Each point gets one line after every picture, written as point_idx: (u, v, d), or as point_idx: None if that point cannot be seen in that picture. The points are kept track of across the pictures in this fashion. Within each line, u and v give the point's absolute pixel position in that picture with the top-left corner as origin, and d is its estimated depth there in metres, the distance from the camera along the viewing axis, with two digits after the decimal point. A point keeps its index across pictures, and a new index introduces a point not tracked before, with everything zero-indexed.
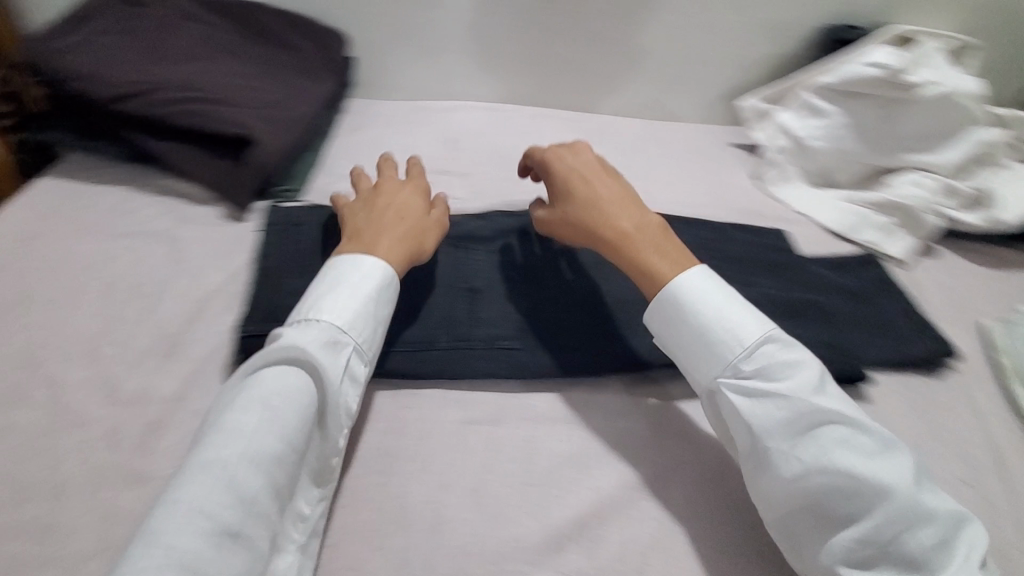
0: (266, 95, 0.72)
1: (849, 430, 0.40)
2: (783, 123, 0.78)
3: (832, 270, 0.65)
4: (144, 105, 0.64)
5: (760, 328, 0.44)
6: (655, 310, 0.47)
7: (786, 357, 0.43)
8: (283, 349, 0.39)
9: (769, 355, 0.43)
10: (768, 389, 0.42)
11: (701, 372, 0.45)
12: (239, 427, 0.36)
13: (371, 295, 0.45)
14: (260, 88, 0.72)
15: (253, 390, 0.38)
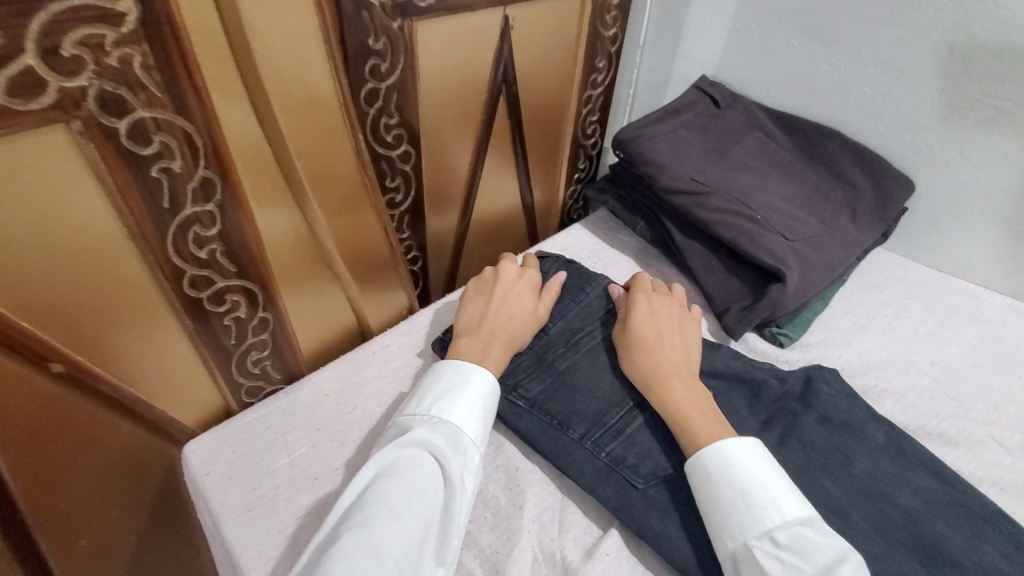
0: (828, 232, 0.68)
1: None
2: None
3: None
4: (699, 208, 0.68)
5: (794, 505, 0.42)
6: (711, 473, 0.44)
7: (822, 543, 0.40)
8: (415, 442, 0.45)
9: (804, 531, 0.40)
10: (800, 567, 0.39)
11: (735, 535, 0.42)
12: (391, 475, 0.42)
13: (482, 401, 0.49)
14: (806, 221, 0.68)
15: (391, 476, 0.42)
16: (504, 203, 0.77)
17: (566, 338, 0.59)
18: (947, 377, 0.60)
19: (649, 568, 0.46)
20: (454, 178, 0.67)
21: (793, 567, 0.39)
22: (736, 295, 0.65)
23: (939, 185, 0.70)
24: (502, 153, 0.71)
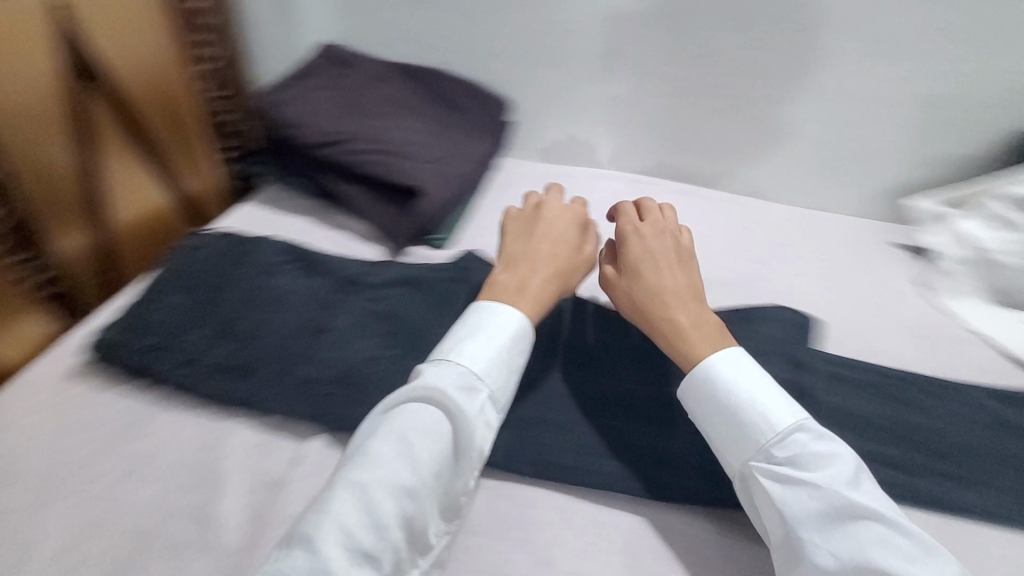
0: (453, 150, 0.81)
1: (877, 528, 0.39)
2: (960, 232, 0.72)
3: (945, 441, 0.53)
4: (338, 155, 0.75)
5: (793, 416, 0.44)
6: (689, 384, 0.48)
7: (819, 449, 0.43)
8: (425, 389, 0.44)
9: (837, 464, 0.42)
10: (796, 477, 0.42)
11: (738, 453, 0.45)
12: (400, 432, 0.42)
13: (504, 344, 0.48)
14: (434, 144, 0.80)
15: (394, 421, 0.43)
16: (149, 198, 0.77)
17: (246, 292, 0.60)
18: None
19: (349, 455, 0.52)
20: (61, 176, 0.66)
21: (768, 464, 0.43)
22: (393, 219, 0.74)
23: (524, 91, 0.89)
24: (112, 146, 0.71)
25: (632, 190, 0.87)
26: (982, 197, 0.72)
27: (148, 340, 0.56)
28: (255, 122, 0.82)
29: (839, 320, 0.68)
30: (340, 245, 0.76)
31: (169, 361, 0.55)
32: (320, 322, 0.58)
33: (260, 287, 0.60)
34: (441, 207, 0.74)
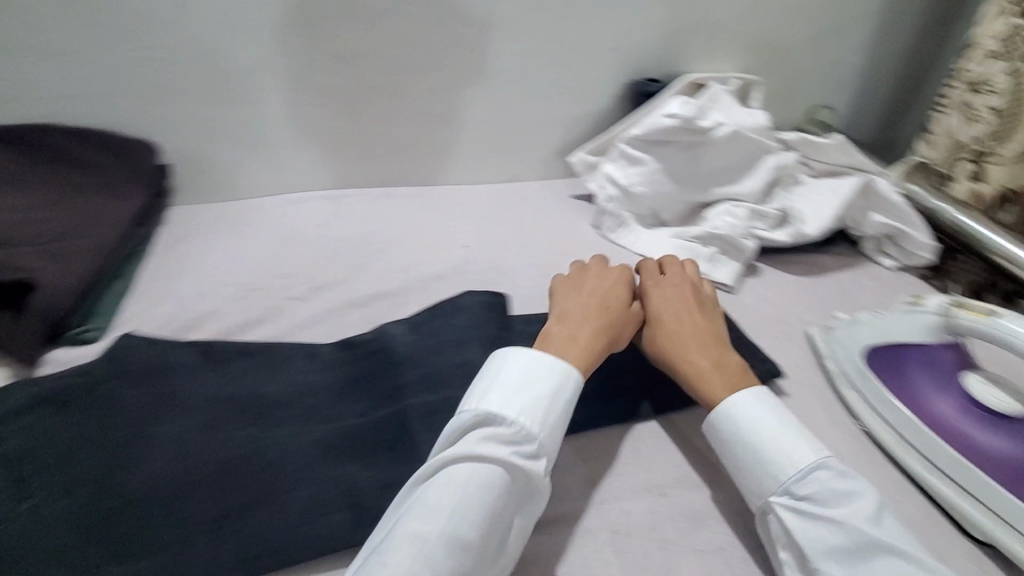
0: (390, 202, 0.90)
1: (906, 565, 0.41)
2: (728, 213, 0.82)
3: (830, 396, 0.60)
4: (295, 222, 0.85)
5: (810, 455, 0.47)
6: (720, 418, 0.51)
7: (882, 521, 0.44)
8: (519, 365, 0.50)
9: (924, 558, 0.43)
10: (869, 541, 0.42)
11: (760, 487, 0.48)
12: (493, 393, 0.48)
13: (747, 421, 0.49)
14: None
15: (500, 383, 0.48)
16: None
17: (118, 378, 0.56)
18: (498, 241, 0.86)
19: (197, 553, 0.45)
20: None
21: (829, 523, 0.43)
22: None
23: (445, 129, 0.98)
24: None
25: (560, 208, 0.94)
26: (787, 198, 0.86)
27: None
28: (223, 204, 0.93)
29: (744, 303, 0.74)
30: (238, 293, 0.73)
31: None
32: (206, 401, 0.55)
33: (150, 370, 0.57)
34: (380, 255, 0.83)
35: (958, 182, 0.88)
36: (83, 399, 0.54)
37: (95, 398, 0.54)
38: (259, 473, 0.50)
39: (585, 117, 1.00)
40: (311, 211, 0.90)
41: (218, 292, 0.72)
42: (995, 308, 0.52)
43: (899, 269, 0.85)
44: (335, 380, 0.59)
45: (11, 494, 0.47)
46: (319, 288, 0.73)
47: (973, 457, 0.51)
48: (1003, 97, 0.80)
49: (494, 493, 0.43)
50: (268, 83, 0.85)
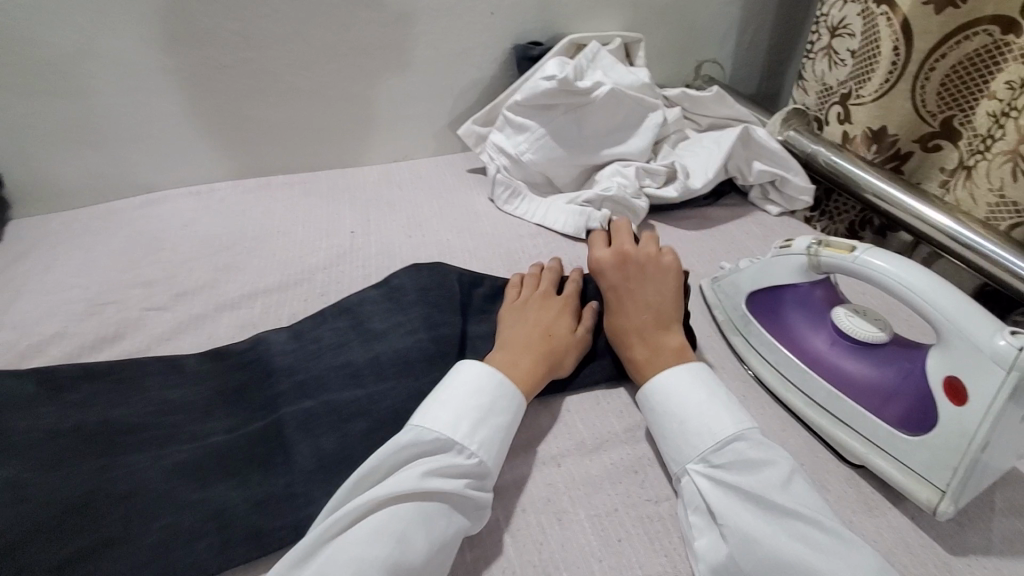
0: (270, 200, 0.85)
1: (804, 527, 0.41)
2: (618, 172, 0.81)
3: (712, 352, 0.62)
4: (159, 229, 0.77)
5: (730, 426, 0.47)
6: (649, 396, 0.51)
7: (801, 494, 0.43)
8: (479, 385, 0.49)
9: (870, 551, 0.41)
10: (779, 502, 0.42)
11: (679, 457, 0.48)
12: (444, 412, 0.46)
13: (666, 394, 0.50)
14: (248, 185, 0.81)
15: (454, 397, 0.47)
16: None
17: None
18: (387, 224, 0.82)
19: None
20: None
21: (740, 489, 0.44)
22: None
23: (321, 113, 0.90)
24: None
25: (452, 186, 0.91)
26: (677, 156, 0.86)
27: None
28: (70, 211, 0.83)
29: None
30: (87, 308, 0.65)
31: None
32: (33, 432, 0.48)
33: None
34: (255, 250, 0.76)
35: (831, 126, 0.91)
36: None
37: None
38: (108, 510, 0.44)
39: (471, 87, 0.96)
40: (176, 211, 0.81)
41: (63, 310, 0.64)
42: (853, 243, 0.54)
43: (782, 214, 0.88)
44: (200, 393, 0.53)
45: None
46: (185, 295, 0.67)
47: (843, 385, 0.53)
48: (858, 39, 0.82)
49: (443, 528, 0.41)
50: (102, 69, 0.74)
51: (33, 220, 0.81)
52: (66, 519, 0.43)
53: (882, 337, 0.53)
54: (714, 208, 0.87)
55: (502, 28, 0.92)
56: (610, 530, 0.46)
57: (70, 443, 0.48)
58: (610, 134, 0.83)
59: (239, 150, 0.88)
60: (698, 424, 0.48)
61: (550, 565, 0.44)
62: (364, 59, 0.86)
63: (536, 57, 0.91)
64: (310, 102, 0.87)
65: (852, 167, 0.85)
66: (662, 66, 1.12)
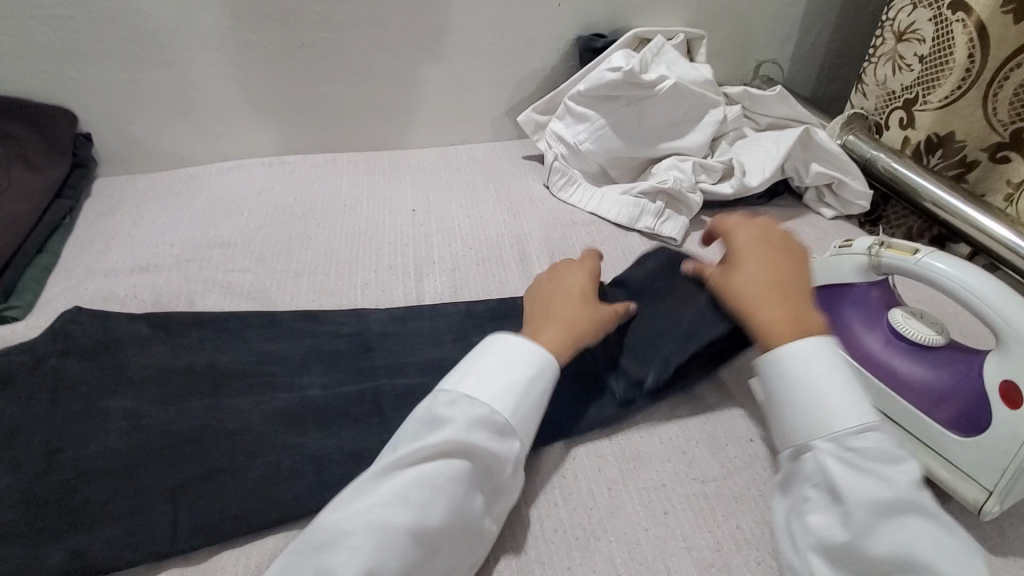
0: (337, 174, 0.90)
1: (935, 531, 0.39)
2: (674, 165, 0.83)
3: None
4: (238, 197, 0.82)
5: (867, 415, 0.43)
6: (774, 364, 0.47)
7: (918, 491, 0.41)
8: (506, 360, 0.47)
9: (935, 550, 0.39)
10: (912, 501, 0.40)
11: (808, 429, 0.44)
12: (474, 381, 0.45)
13: (799, 367, 0.46)
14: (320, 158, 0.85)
15: (478, 371, 0.46)
16: None
17: (51, 351, 0.53)
18: (447, 203, 0.85)
19: (140, 508, 0.44)
20: None
21: (877, 478, 0.41)
22: None
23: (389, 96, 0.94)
24: None
25: (508, 172, 0.94)
26: (733, 153, 0.87)
27: None
28: (155, 173, 0.89)
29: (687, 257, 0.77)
30: (174, 262, 0.70)
31: None
32: (139, 366, 0.54)
33: (80, 344, 0.55)
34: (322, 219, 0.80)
35: (892, 131, 0.90)
36: (21, 377, 0.51)
37: (34, 375, 0.52)
38: (203, 442, 0.48)
39: (533, 77, 0.98)
40: (250, 179, 0.86)
41: (153, 262, 0.70)
42: (917, 246, 0.54)
43: (837, 218, 0.88)
44: (277, 346, 0.58)
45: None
46: (261, 257, 0.72)
47: (895, 384, 0.54)
48: (928, 44, 0.81)
49: (458, 505, 0.40)
50: (194, 42, 0.79)
51: (120, 179, 0.87)
52: (169, 444, 0.48)
53: (938, 339, 0.53)
54: (767, 208, 0.88)
55: (568, 19, 0.93)
56: (655, 501, 0.48)
57: (168, 380, 0.53)
58: (668, 129, 0.85)
59: (308, 125, 0.92)
60: (830, 405, 0.44)
61: (598, 527, 0.46)
62: (433, 44, 0.89)
63: (599, 49, 0.93)
64: (379, 82, 0.91)
65: (912, 175, 0.84)
66: (722, 65, 1.12)
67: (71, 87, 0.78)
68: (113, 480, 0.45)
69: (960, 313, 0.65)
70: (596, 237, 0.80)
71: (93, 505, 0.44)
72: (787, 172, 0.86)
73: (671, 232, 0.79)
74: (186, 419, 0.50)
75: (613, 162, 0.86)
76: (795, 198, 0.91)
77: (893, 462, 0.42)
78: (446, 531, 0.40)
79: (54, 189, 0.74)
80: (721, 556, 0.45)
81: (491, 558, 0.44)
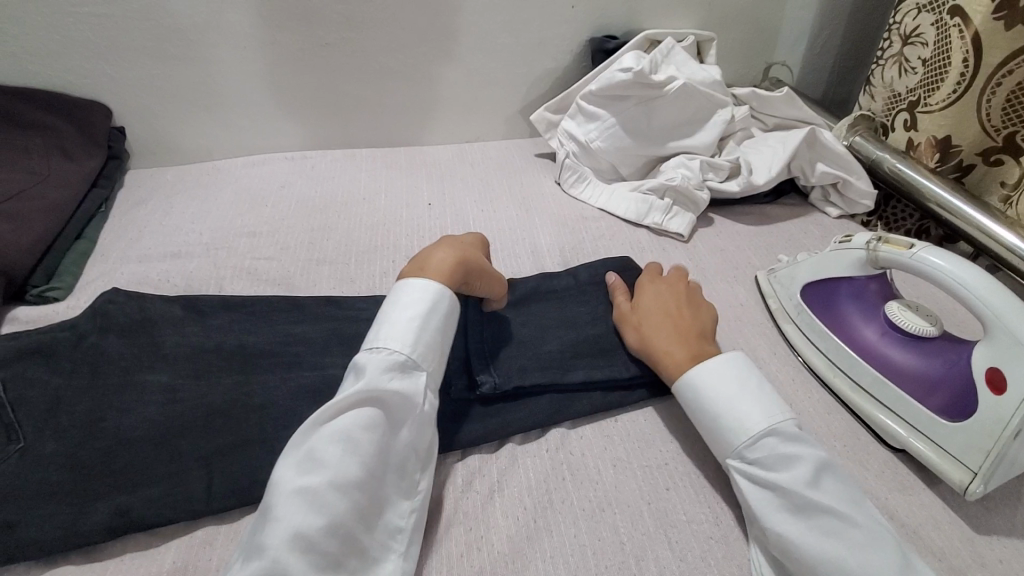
0: (356, 169, 0.93)
1: (833, 521, 0.43)
2: (683, 164, 0.85)
3: (763, 336, 0.66)
4: (262, 189, 0.86)
5: (761, 422, 0.48)
6: (680, 392, 0.53)
7: (823, 487, 0.44)
8: (399, 311, 0.51)
9: (844, 540, 0.42)
10: (809, 502, 0.43)
11: (719, 449, 0.50)
12: (375, 335, 0.49)
13: (700, 393, 0.51)
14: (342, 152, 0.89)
15: (380, 326, 0.50)
16: None
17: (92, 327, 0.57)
18: (461, 198, 0.88)
19: (178, 473, 0.48)
20: None
21: (771, 484, 0.45)
22: None
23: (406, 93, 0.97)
24: None
25: (521, 169, 0.97)
26: (741, 153, 0.89)
27: None
28: (182, 165, 0.92)
29: (692, 252, 0.79)
30: (203, 249, 0.73)
31: None
32: (173, 344, 0.57)
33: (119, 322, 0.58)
34: (342, 210, 0.84)
35: (898, 132, 0.93)
36: (68, 351, 0.54)
37: (80, 350, 0.54)
38: (234, 415, 0.52)
39: (546, 77, 1.01)
40: (273, 172, 0.90)
41: (183, 249, 0.73)
42: (913, 241, 0.57)
43: (841, 217, 0.90)
44: (302, 329, 0.61)
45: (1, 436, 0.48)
46: (285, 246, 0.75)
47: (889, 372, 0.56)
48: (930, 48, 0.83)
49: (374, 444, 0.44)
50: (222, 40, 0.83)
51: (149, 170, 0.91)
52: (203, 415, 0.51)
53: (932, 330, 0.56)
54: (773, 207, 0.90)
55: (581, 21, 0.96)
56: (657, 478, 0.51)
57: (199, 357, 0.56)
58: (677, 128, 0.87)
59: (328, 120, 0.96)
60: (728, 421, 0.49)
61: (603, 498, 0.49)
62: (449, 44, 0.92)
63: (611, 50, 0.96)
64: (397, 81, 0.94)
65: (915, 175, 0.86)
66: (732, 66, 1.14)
67: (106, 82, 0.82)
68: (162, 446, 0.49)
69: (958, 308, 0.67)
70: (605, 231, 0.83)
71: (146, 468, 0.48)
72: (794, 171, 0.89)
73: (678, 228, 0.82)
74: (218, 393, 0.53)
75: (623, 159, 0.88)
76: (801, 198, 0.93)
77: (790, 463, 0.45)
78: (369, 470, 0.43)
79: (91, 178, 0.78)
80: (718, 528, 0.48)
81: (501, 524, 0.47)
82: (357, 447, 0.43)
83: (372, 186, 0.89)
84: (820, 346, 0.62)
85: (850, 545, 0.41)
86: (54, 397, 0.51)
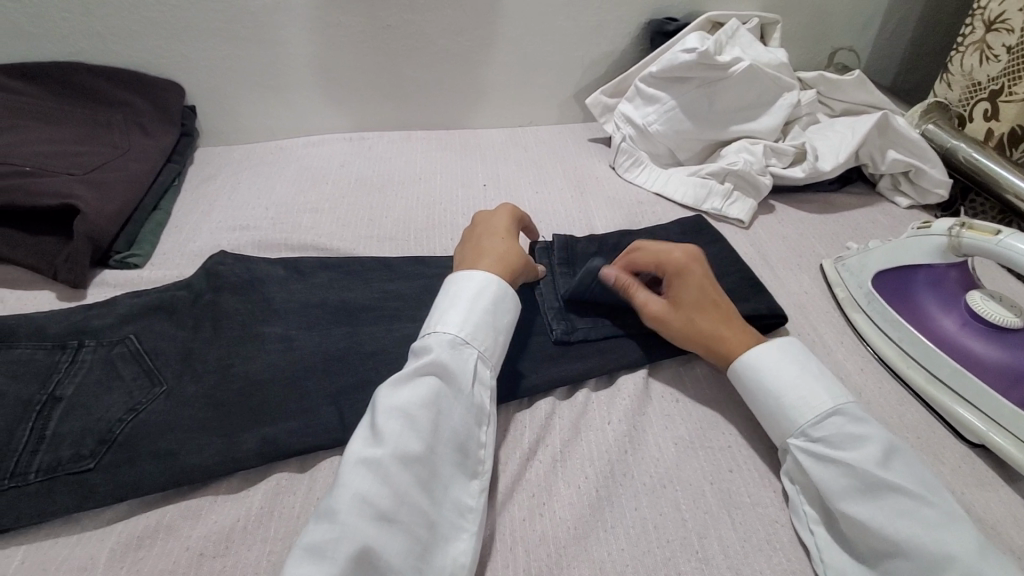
0: (413, 150, 0.95)
1: (906, 502, 0.41)
2: (744, 149, 0.83)
3: (828, 324, 0.64)
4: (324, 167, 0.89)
5: (827, 402, 0.48)
6: (739, 375, 0.52)
7: (892, 469, 0.43)
8: (450, 298, 0.53)
9: (920, 521, 0.40)
10: (880, 481, 0.42)
11: (778, 432, 0.49)
12: (430, 321, 0.51)
13: (758, 375, 0.51)
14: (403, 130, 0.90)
15: (433, 314, 0.52)
16: None
17: (170, 290, 0.59)
18: (515, 179, 0.88)
19: (254, 428, 0.50)
20: None
21: (836, 464, 0.44)
22: None
23: (461, 77, 0.97)
24: None
25: (573, 153, 0.96)
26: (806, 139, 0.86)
27: (52, 344, 0.53)
28: (246, 144, 0.96)
29: (752, 238, 0.77)
30: (266, 223, 0.76)
31: (59, 365, 0.52)
32: (243, 309, 0.59)
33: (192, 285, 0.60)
34: (398, 188, 0.85)
35: (976, 123, 0.88)
36: (186, 308, 0.58)
37: (198, 306, 0.58)
38: (303, 378, 0.53)
39: (602, 60, 1.00)
40: (332, 152, 0.92)
41: (249, 222, 0.76)
42: (1000, 227, 0.54)
43: (912, 207, 0.86)
44: (364, 302, 0.63)
45: (121, 383, 0.51)
46: (344, 223, 0.77)
47: (969, 365, 0.54)
48: (1017, 34, 0.79)
49: (435, 417, 0.45)
50: (288, 21, 0.85)
51: (216, 149, 0.94)
52: (275, 376, 0.53)
53: (1016, 321, 0.53)
54: (837, 195, 0.87)
55: (640, 3, 0.94)
56: (721, 458, 0.50)
57: (268, 322, 0.58)
58: (739, 112, 0.85)
59: (384, 102, 0.97)
60: (790, 400, 0.49)
61: (665, 475, 0.49)
62: (506, 24, 0.92)
63: (671, 32, 0.94)
64: (453, 62, 0.95)
65: (993, 166, 0.81)
66: (793, 51, 1.10)
67: (179, 61, 0.86)
68: (252, 397, 0.52)
69: None
70: (660, 214, 0.82)
71: (226, 418, 0.50)
72: (862, 158, 0.85)
73: (737, 213, 0.80)
74: (287, 357, 0.55)
75: (682, 144, 0.87)
76: (868, 186, 0.89)
77: (858, 443, 0.45)
78: (431, 442, 0.44)
79: (166, 152, 0.82)
80: (784, 513, 0.47)
81: (564, 493, 0.47)
82: (416, 418, 0.44)
83: (425, 167, 0.90)
84: (893, 335, 0.59)
85: (930, 527, 0.40)
86: (139, 353, 0.54)
